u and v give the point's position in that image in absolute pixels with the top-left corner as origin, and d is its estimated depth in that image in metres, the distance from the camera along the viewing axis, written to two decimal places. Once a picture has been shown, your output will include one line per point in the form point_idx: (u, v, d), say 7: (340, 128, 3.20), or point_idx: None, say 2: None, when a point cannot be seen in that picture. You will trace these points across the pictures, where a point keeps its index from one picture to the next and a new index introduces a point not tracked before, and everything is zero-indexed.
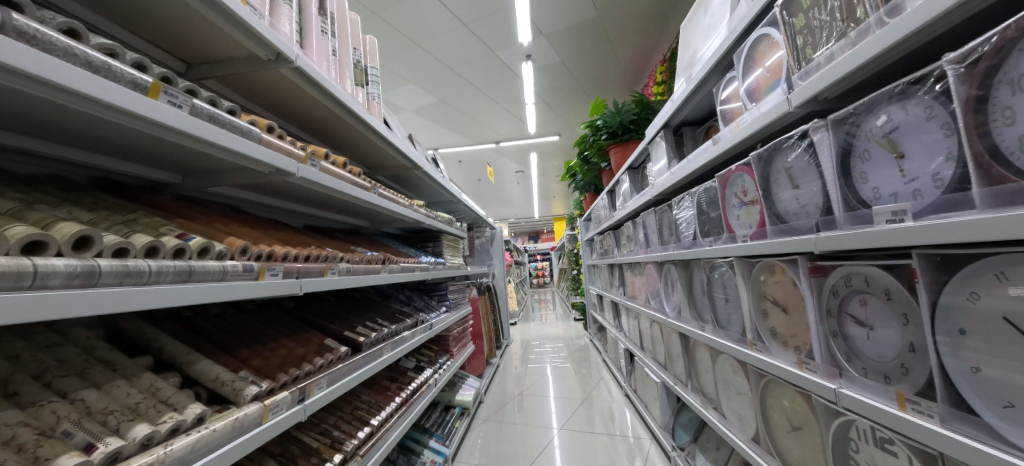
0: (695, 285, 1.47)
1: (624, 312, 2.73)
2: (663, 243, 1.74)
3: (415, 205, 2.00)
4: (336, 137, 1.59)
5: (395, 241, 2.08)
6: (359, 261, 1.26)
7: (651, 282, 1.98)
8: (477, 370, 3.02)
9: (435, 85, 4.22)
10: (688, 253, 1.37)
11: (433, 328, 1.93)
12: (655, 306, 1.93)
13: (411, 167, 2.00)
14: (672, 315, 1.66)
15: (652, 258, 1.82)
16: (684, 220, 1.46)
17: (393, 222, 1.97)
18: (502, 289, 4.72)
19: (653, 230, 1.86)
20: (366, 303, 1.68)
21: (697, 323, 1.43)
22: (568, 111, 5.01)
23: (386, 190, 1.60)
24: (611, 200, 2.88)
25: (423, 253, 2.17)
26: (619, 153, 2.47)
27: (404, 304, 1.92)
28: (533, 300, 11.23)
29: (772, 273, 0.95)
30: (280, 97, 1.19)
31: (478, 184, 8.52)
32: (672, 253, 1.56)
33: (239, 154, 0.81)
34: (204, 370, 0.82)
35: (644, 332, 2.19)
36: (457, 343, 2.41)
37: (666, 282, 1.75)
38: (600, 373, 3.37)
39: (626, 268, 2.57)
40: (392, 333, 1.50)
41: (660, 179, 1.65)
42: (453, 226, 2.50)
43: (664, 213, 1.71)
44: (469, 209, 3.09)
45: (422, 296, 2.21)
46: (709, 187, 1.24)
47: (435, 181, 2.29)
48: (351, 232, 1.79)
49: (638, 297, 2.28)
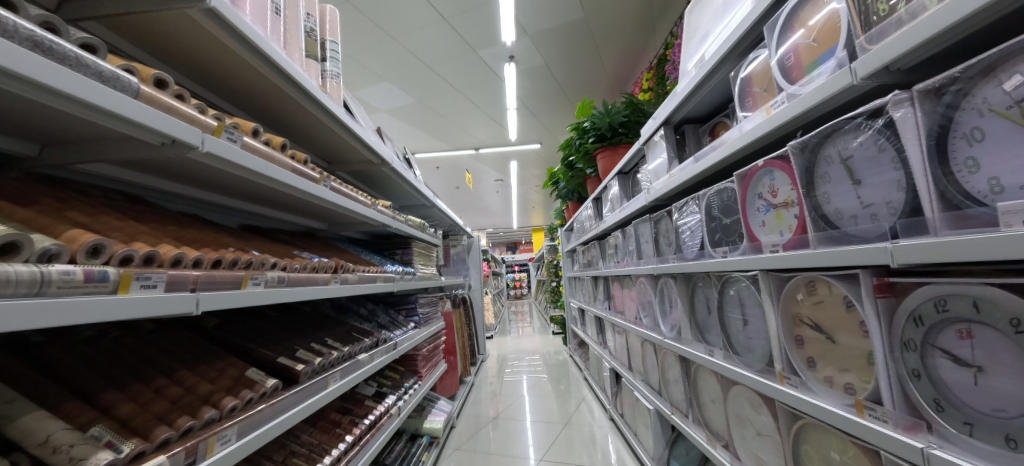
0: (701, 302, 1.28)
1: (610, 328, 2.54)
2: (660, 254, 1.56)
3: (382, 205, 1.74)
4: (283, 118, 1.32)
5: (357, 247, 1.80)
6: (302, 267, 0.99)
7: (643, 298, 1.79)
8: (449, 391, 2.71)
9: (411, 84, 3.99)
10: (695, 265, 1.19)
11: (398, 347, 1.65)
12: (647, 324, 1.74)
13: (377, 162, 1.74)
14: (671, 334, 1.47)
15: (646, 271, 1.64)
16: (688, 228, 1.29)
17: (354, 225, 1.69)
18: (478, 302, 4.45)
19: (647, 239, 1.68)
20: (314, 319, 1.39)
21: (704, 346, 1.24)
22: (550, 118, 4.89)
23: (343, 185, 1.34)
24: (596, 208, 2.71)
25: (389, 261, 1.90)
26: (608, 157, 2.32)
27: (363, 320, 1.63)
28: (510, 312, 10.94)
29: (813, 291, 0.78)
30: (198, 53, 0.93)
31: (456, 191, 8.27)
32: (672, 265, 1.38)
33: (105, 111, 0.55)
34: (28, 429, 0.53)
35: (634, 352, 1.99)
36: (426, 363, 2.13)
37: (663, 297, 1.56)
38: (582, 393, 3.15)
39: (613, 281, 2.38)
40: (344, 356, 1.21)
41: (658, 183, 1.48)
42: (426, 233, 2.23)
43: (661, 220, 1.54)
44: (445, 214, 2.84)
45: (387, 310, 1.93)
46: (723, 190, 1.07)
47: (406, 181, 2.03)
48: (302, 234, 1.50)
49: (627, 313, 2.09)
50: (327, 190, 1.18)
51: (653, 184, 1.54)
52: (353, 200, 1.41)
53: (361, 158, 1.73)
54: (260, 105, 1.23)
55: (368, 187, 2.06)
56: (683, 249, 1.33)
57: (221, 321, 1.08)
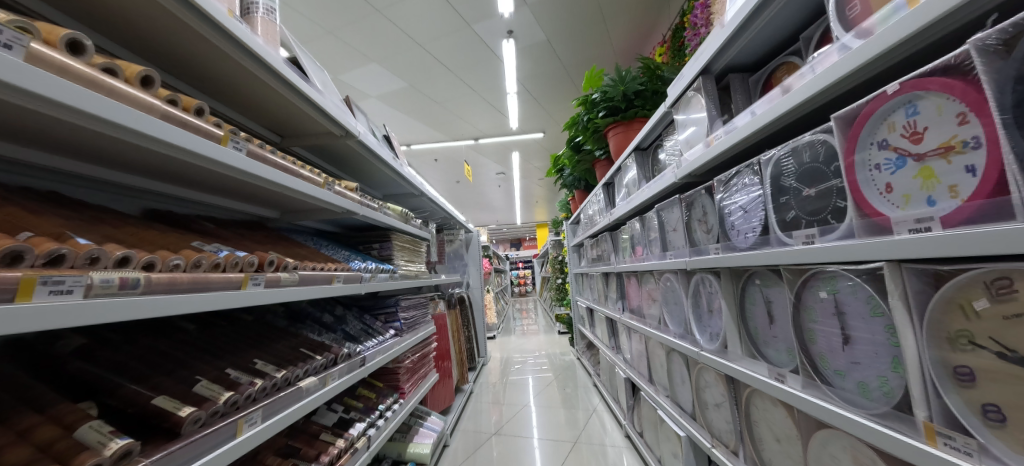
0: (761, 306, 0.95)
1: (624, 332, 2.21)
2: (693, 244, 1.22)
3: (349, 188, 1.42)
4: (194, 66, 0.99)
5: (320, 240, 1.48)
6: (192, 265, 0.68)
7: (671, 296, 1.44)
8: (441, 403, 2.40)
9: (402, 66, 3.65)
10: (755, 257, 0.86)
11: (369, 363, 1.33)
12: (675, 331, 1.40)
13: (340, 134, 1.39)
14: (713, 346, 1.13)
15: (675, 266, 1.30)
16: (740, 208, 0.96)
17: (312, 215, 1.37)
18: (478, 301, 4.13)
19: (677, 225, 1.34)
20: (251, 332, 1.09)
21: (767, 366, 0.90)
22: (553, 103, 4.54)
23: (284, 157, 1.02)
24: (607, 195, 2.38)
25: (362, 256, 1.58)
26: (621, 134, 1.98)
27: (323, 329, 1.31)
28: (514, 309, 10.64)
29: (1006, 296, 0.45)
30: None
31: (456, 185, 7.95)
32: (715, 256, 1.04)
33: None
34: None
35: (657, 363, 1.65)
36: (411, 376, 1.81)
37: (699, 297, 1.23)
38: (592, 402, 2.82)
39: (629, 277, 2.05)
40: (278, 385, 0.88)
41: (693, 152, 1.14)
42: (411, 223, 1.90)
43: (696, 201, 1.20)
44: (435, 203, 2.52)
45: (360, 315, 1.61)
46: (806, 146, 0.74)
47: (382, 160, 1.69)
48: (238, 224, 1.19)
49: (646, 315, 1.75)
50: (251, 157, 0.86)
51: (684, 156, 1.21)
52: (303, 179, 1.08)
53: (320, 128, 1.39)
54: (154, 43, 0.90)
55: (336, 168, 1.73)
56: (731, 235, 1.00)
57: (90, 341, 0.78)
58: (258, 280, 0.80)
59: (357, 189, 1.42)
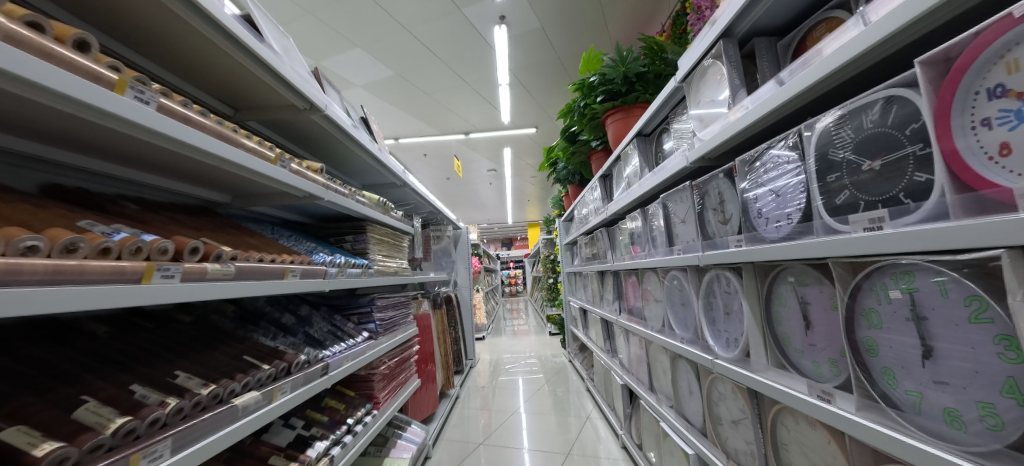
0: (794, 309, 0.79)
1: (621, 334, 2.06)
2: (707, 236, 1.07)
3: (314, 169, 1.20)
4: (108, 8, 0.79)
5: (280, 229, 1.29)
6: (57, 251, 0.50)
7: (679, 296, 1.29)
8: (424, 411, 2.22)
9: (388, 52, 3.45)
10: (795, 250, 0.70)
11: (335, 373, 1.13)
12: (684, 335, 1.25)
13: (303, 108, 1.19)
14: (732, 353, 0.97)
15: (686, 262, 1.15)
16: (770, 192, 0.80)
17: (268, 199, 1.17)
18: (466, 301, 3.95)
19: (687, 216, 1.19)
20: (184, 337, 0.90)
21: (805, 381, 0.75)
22: (547, 96, 4.39)
23: (224, 123, 0.83)
24: (604, 188, 2.23)
25: (331, 248, 1.39)
26: (620, 120, 1.83)
27: (278, 332, 1.12)
28: (505, 310, 10.48)
29: None
30: None
31: (446, 182, 7.76)
32: (737, 250, 0.89)
33: None
34: None
35: (661, 370, 1.50)
36: (388, 383, 1.62)
37: (713, 298, 1.08)
38: (585, 408, 2.67)
39: (628, 276, 1.89)
40: (202, 405, 0.70)
41: (711, 130, 0.99)
42: (389, 215, 1.71)
43: (711, 187, 1.04)
44: (419, 196, 2.33)
45: (328, 315, 1.42)
46: (871, 107, 0.58)
47: (357, 142, 1.49)
48: (175, 208, 1.00)
49: (648, 317, 1.60)
50: (166, 115, 0.67)
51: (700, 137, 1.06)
52: (251, 152, 0.89)
53: (280, 99, 1.18)
54: None
55: (303, 150, 1.52)
56: (758, 224, 0.84)
57: None
58: (172, 272, 0.63)
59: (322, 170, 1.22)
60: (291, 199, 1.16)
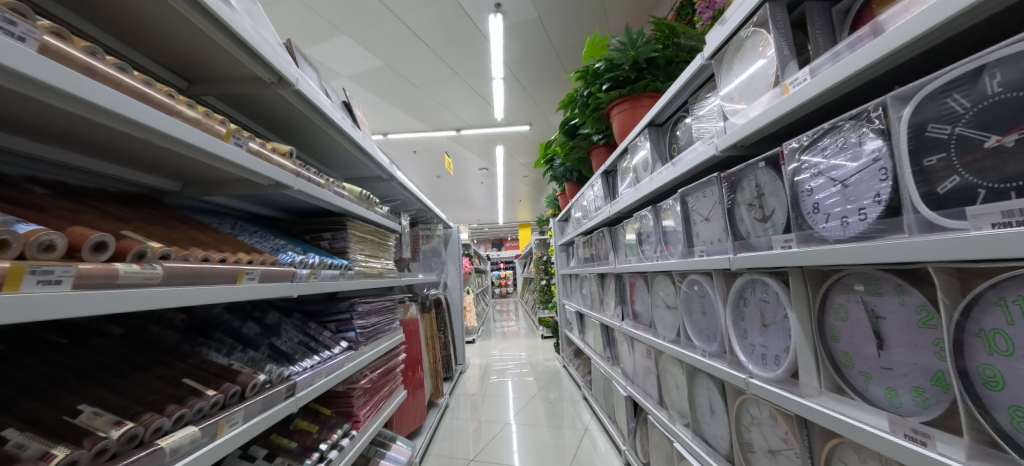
0: (859, 323, 0.66)
1: (624, 341, 1.91)
2: (742, 236, 0.93)
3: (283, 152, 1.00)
4: None
5: (243, 224, 1.10)
6: None
7: (702, 302, 1.14)
8: (411, 423, 2.04)
9: (376, 41, 3.23)
10: (878, 252, 0.57)
11: (304, 395, 0.93)
12: (709, 347, 1.10)
13: (270, 81, 1.00)
14: (778, 372, 0.83)
15: (716, 265, 1.00)
16: (834, 182, 0.67)
17: (226, 188, 0.96)
18: (456, 304, 3.76)
19: (715, 212, 1.04)
20: (108, 357, 0.71)
21: (884, 414, 0.61)
22: (542, 92, 4.26)
23: (154, 85, 0.64)
24: (607, 185, 2.09)
25: (305, 246, 1.20)
26: (627, 111, 1.69)
27: (237, 344, 0.93)
28: (495, 311, 10.29)
29: None
30: None
31: (436, 180, 7.53)
32: (788, 251, 0.75)
33: None
34: None
35: (676, 384, 1.35)
36: (372, 398, 1.44)
37: (744, 308, 0.95)
38: (583, 418, 2.52)
39: (635, 279, 1.74)
40: (110, 452, 0.52)
41: (752, 111, 0.86)
42: (374, 210, 1.53)
43: (749, 178, 0.90)
44: (407, 191, 2.15)
45: (301, 323, 1.23)
46: (1001, 66, 0.44)
47: (336, 126, 1.30)
48: (102, 196, 0.80)
49: (659, 325, 1.46)
50: (48, 56, 0.48)
51: (736, 121, 0.92)
52: (194, 124, 0.70)
53: (241, 69, 0.99)
54: None
55: (274, 133, 1.32)
56: (815, 221, 0.71)
57: None
58: (57, 277, 0.45)
59: (292, 154, 1.01)
60: (254, 188, 0.96)
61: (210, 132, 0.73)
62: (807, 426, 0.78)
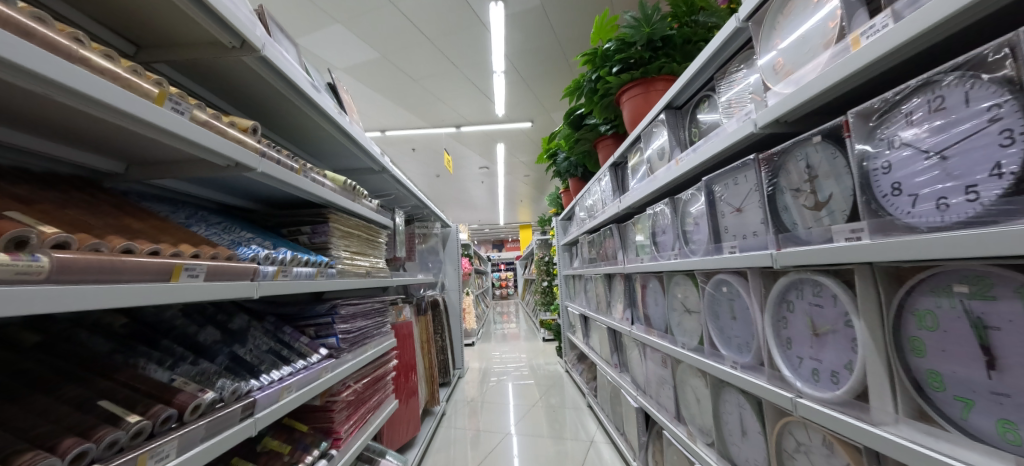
0: (956, 334, 0.52)
1: (635, 347, 1.76)
2: (788, 228, 0.78)
3: (242, 130, 0.80)
4: None
5: (203, 213, 0.95)
6: None
7: (735, 307, 0.99)
8: (403, 435, 1.89)
9: (371, 31, 3.07)
10: (1006, 239, 0.43)
11: (269, 415, 0.78)
12: (744, 359, 0.94)
13: (232, 47, 0.83)
14: (840, 392, 0.68)
15: (756, 262, 0.85)
16: (925, 154, 0.53)
17: (175, 169, 0.80)
18: (454, 305, 3.60)
19: (751, 202, 0.90)
20: (4, 375, 0.56)
21: (1012, 459, 0.46)
22: (544, 87, 4.13)
23: (51, 23, 0.49)
24: (615, 179, 1.94)
25: (278, 241, 1.05)
26: (640, 95, 1.54)
27: (186, 354, 0.77)
28: (495, 313, 10.15)
29: None
30: None
31: (436, 179, 7.39)
32: (860, 244, 0.60)
33: None
34: None
35: (699, 398, 1.19)
36: (358, 410, 1.29)
37: (788, 313, 0.81)
38: (589, 429, 2.37)
39: (648, 280, 1.58)
40: None
41: (807, 76, 0.71)
42: (362, 203, 1.38)
43: (800, 159, 0.76)
44: (400, 185, 2.00)
45: (273, 328, 1.08)
46: None
47: (316, 106, 1.14)
48: (14, 174, 0.65)
49: (676, 330, 1.31)
50: None
51: (785, 90, 0.76)
52: (100, 74, 0.52)
53: (196, 32, 0.81)
54: None
55: (246, 113, 1.16)
56: (894, 205, 0.57)
57: None
58: None
59: (255, 131, 0.83)
60: (209, 169, 0.80)
61: (132, 89, 0.56)
62: (880, 460, 0.64)
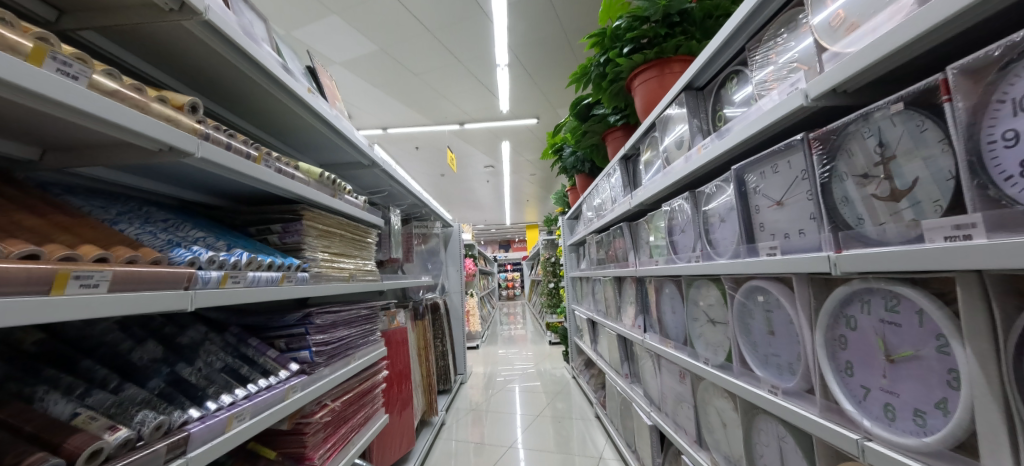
0: None
1: (648, 358, 1.60)
2: (853, 224, 0.62)
3: (177, 107, 0.66)
4: None
5: (147, 210, 0.81)
6: None
7: (773, 320, 0.81)
8: (396, 451, 1.75)
9: (369, 22, 2.95)
10: None
11: (208, 453, 0.64)
12: (788, 384, 0.77)
13: (168, 10, 0.68)
14: (929, 440, 0.52)
15: (806, 267, 0.68)
16: None
17: (97, 155, 0.66)
18: (456, 309, 3.45)
19: (798, 193, 0.73)
20: None
21: None
22: (550, 82, 3.99)
23: None
24: (626, 173, 1.78)
25: (239, 241, 0.91)
26: (655, 78, 1.38)
27: (108, 379, 0.64)
28: (502, 315, 10.01)
29: None
30: None
31: (440, 178, 7.28)
32: (973, 245, 0.44)
33: None
34: None
35: (727, 424, 1.02)
36: (339, 430, 1.15)
37: (848, 332, 0.64)
38: (597, 442, 2.21)
39: (664, 285, 1.41)
40: None
41: (887, 26, 0.55)
42: (343, 199, 1.24)
43: (870, 136, 0.59)
44: (393, 180, 1.87)
45: (235, 341, 0.94)
46: None
47: (286, 89, 1.00)
48: None
49: (696, 343, 1.15)
50: None
51: (846, 50, 0.61)
52: None
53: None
54: None
55: (205, 97, 1.02)
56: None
57: None
58: None
59: (194, 109, 0.70)
60: (137, 156, 0.66)
61: None
62: None
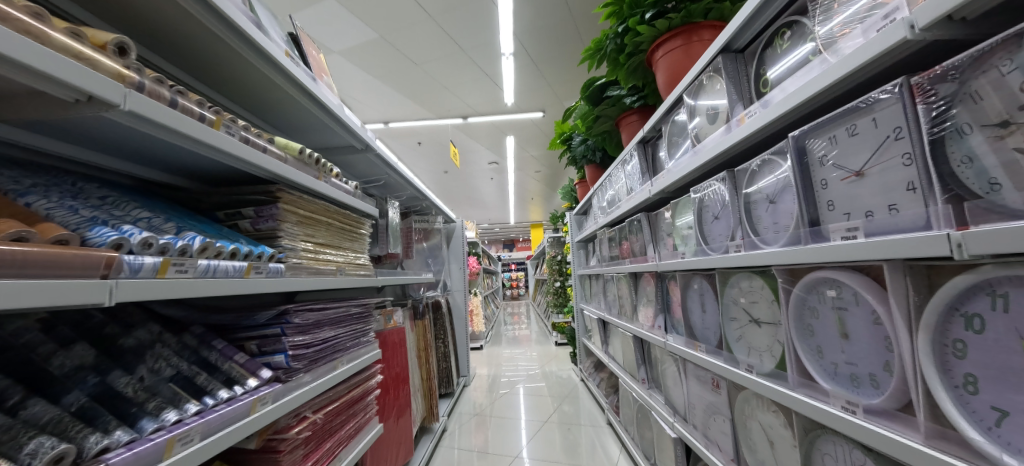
0: None
1: (670, 362, 1.44)
2: (984, 192, 0.46)
3: (98, 45, 0.52)
4: None
5: (83, 185, 0.67)
6: None
7: (848, 321, 0.65)
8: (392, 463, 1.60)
9: (368, 7, 2.81)
10: None
11: None
12: (872, 401, 0.61)
13: None
14: None
15: (908, 252, 0.53)
16: None
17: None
18: (459, 308, 3.31)
19: (888, 158, 0.57)
20: None
21: None
22: (557, 72, 3.84)
23: None
24: (644, 158, 1.62)
25: (198, 225, 0.77)
26: (681, 47, 1.22)
27: (8, 393, 0.50)
28: (505, 315, 9.85)
29: None
30: None
31: (443, 175, 7.15)
32: None
33: None
34: None
35: (778, 444, 0.85)
36: (324, 444, 1.01)
37: (974, 336, 0.48)
38: (610, 452, 2.05)
39: (691, 281, 1.25)
40: None
41: None
42: (329, 182, 1.09)
43: (1012, 70, 0.43)
44: (389, 168, 1.72)
45: (196, 343, 0.80)
46: None
47: (258, 49, 0.84)
48: None
49: (734, 347, 0.99)
50: None
51: None
52: None
53: None
54: None
55: (164, 58, 0.87)
56: None
57: None
58: None
59: (122, 52, 0.56)
60: (50, 109, 0.52)
61: None
62: None
